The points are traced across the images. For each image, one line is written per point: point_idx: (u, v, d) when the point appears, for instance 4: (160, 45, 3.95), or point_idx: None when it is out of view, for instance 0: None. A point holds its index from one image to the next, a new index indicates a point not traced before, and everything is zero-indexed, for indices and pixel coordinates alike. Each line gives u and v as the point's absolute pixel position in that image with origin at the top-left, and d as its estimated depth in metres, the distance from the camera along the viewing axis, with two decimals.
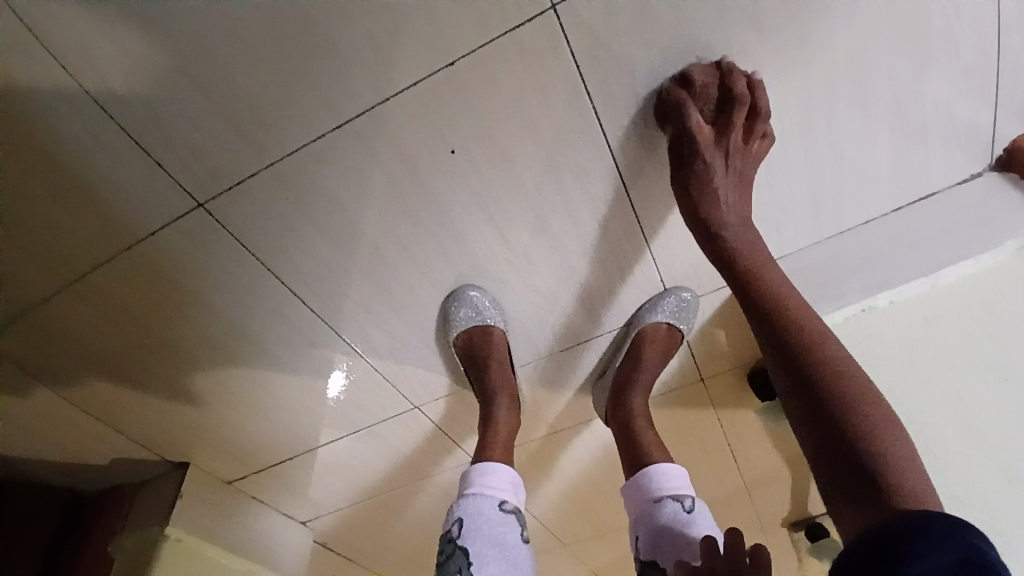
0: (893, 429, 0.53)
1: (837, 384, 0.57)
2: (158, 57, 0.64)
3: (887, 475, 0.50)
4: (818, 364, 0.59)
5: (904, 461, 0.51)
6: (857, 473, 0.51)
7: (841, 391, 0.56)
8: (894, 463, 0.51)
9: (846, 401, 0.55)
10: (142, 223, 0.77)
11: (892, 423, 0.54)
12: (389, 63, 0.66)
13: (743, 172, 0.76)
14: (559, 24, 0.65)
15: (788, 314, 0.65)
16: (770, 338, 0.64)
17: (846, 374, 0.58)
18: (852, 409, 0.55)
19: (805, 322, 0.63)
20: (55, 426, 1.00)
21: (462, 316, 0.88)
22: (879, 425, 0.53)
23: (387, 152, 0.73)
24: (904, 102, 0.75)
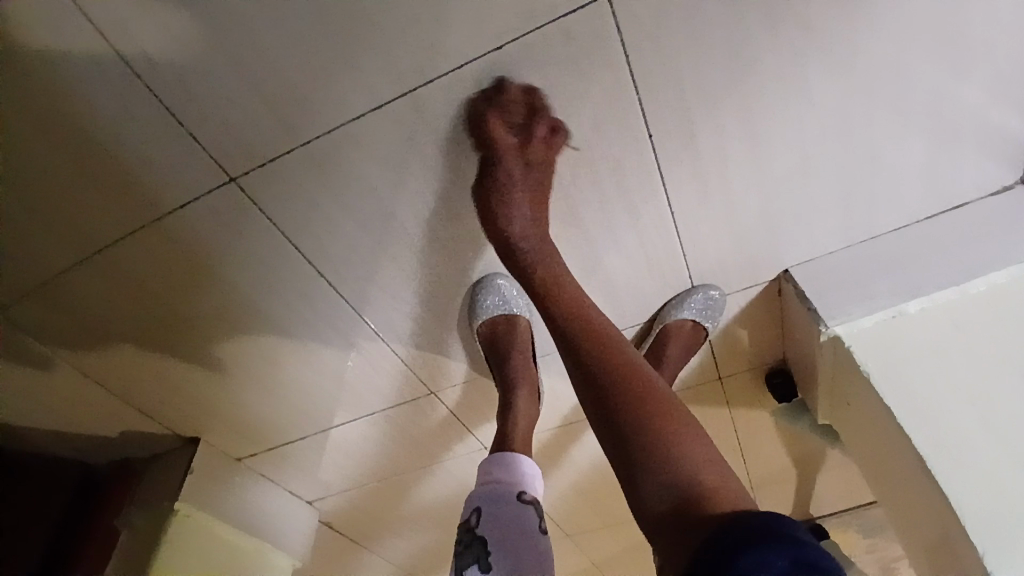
0: (684, 428, 0.53)
1: (642, 399, 0.56)
2: (196, 28, 0.62)
3: (686, 477, 0.48)
4: (613, 387, 0.57)
5: (691, 458, 0.50)
6: (662, 480, 0.49)
7: (620, 405, 0.55)
8: (684, 469, 0.49)
9: (635, 413, 0.54)
10: (170, 197, 0.76)
11: (677, 423, 0.53)
12: (433, 45, 0.65)
13: (540, 183, 0.75)
14: (611, 13, 0.63)
15: (605, 337, 0.63)
16: (581, 356, 0.62)
17: (647, 391, 0.56)
18: (635, 424, 0.54)
19: (616, 347, 0.62)
20: (68, 398, 0.99)
21: (489, 303, 0.89)
22: (672, 445, 0.51)
23: (424, 135, 0.72)
24: (944, 114, 0.75)
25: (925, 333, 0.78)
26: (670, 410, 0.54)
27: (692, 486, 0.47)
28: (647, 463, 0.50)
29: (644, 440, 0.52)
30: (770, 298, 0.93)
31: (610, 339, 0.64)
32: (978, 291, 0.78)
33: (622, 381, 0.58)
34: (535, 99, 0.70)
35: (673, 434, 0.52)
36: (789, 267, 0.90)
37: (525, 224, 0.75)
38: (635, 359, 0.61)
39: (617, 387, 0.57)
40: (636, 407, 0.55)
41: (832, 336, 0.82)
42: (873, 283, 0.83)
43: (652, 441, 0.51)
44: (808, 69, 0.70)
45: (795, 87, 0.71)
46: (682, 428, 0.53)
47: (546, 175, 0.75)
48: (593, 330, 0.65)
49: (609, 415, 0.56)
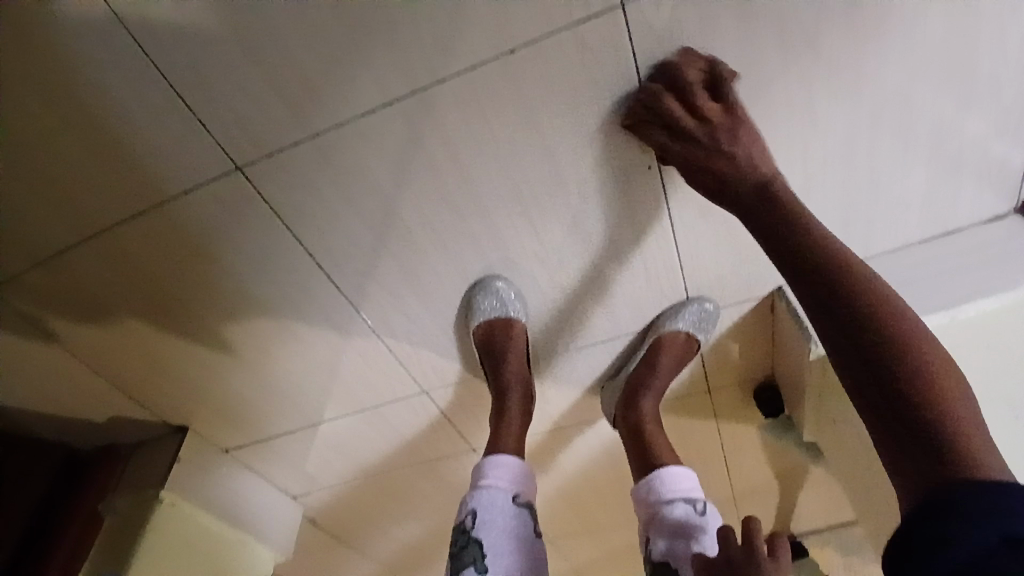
0: (954, 399, 0.50)
1: (920, 368, 0.52)
2: (215, 17, 0.63)
3: (932, 433, 0.48)
4: (900, 354, 0.53)
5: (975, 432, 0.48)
6: (921, 455, 0.47)
7: (902, 371, 0.52)
8: (969, 433, 0.48)
9: (931, 371, 0.52)
10: (176, 182, 0.76)
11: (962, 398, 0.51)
12: (448, 46, 0.66)
13: (743, 143, 0.72)
14: (624, 23, 0.65)
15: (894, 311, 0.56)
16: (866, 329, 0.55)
17: (933, 371, 0.52)
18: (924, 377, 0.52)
19: (905, 325, 0.55)
20: (55, 380, 0.98)
21: (486, 306, 0.88)
22: (950, 409, 0.49)
23: (433, 135, 0.73)
24: (942, 139, 0.78)
25: None
26: (938, 378, 0.51)
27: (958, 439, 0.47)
28: (919, 418, 0.49)
29: (916, 399, 0.50)
30: (763, 313, 0.94)
31: (896, 314, 0.56)
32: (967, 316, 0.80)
33: (869, 340, 0.55)
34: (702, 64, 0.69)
35: (925, 395, 0.50)
36: (781, 284, 0.90)
37: (753, 183, 0.70)
38: (922, 331, 0.55)
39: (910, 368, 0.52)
40: (923, 386, 0.51)
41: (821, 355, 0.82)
42: None
43: (928, 406, 0.49)
44: (811, 87, 0.71)
45: (799, 107, 0.73)
46: (959, 404, 0.50)
47: (744, 130, 0.72)
48: (874, 296, 0.57)
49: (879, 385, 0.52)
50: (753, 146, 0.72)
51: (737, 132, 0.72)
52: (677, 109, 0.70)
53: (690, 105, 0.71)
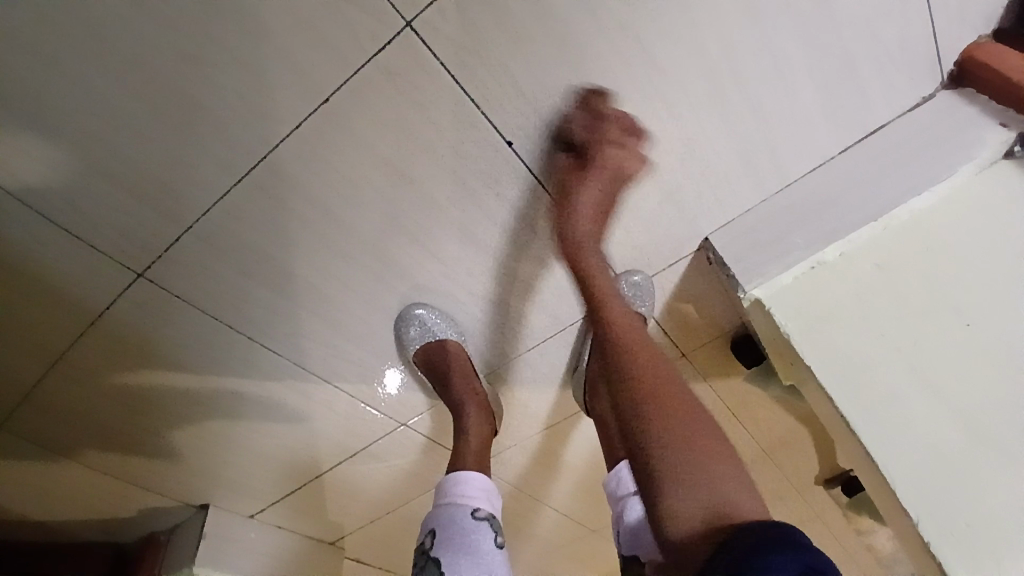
0: (717, 463, 0.59)
1: (664, 432, 0.62)
2: (55, 151, 0.67)
3: (713, 503, 0.56)
4: (665, 432, 0.62)
5: (736, 497, 0.57)
6: (681, 500, 0.57)
7: (665, 446, 0.61)
8: (723, 499, 0.56)
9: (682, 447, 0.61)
10: (94, 301, 0.81)
11: (713, 465, 0.59)
12: (266, 113, 0.67)
13: (608, 193, 0.77)
14: (419, 40, 0.64)
15: (648, 368, 0.70)
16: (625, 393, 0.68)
17: (683, 433, 0.62)
18: (666, 451, 0.60)
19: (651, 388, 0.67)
20: (81, 489, 1.08)
21: (413, 335, 0.89)
22: (715, 469, 0.59)
23: (292, 196, 0.74)
24: (819, 36, 0.72)
25: (851, 276, 0.74)
26: (678, 448, 0.60)
27: (715, 505, 0.56)
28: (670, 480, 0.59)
29: (670, 470, 0.59)
30: (702, 267, 0.88)
31: (654, 369, 0.70)
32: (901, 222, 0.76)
33: (646, 404, 0.66)
34: (596, 98, 0.72)
35: (693, 458, 0.59)
36: (709, 234, 0.85)
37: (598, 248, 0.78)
38: (671, 380, 0.69)
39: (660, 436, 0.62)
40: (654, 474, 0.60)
41: (754, 300, 0.78)
42: (790, 234, 0.79)
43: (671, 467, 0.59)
44: (644, 35, 0.67)
45: (642, 57, 0.69)
46: (710, 472, 0.58)
47: (626, 166, 0.76)
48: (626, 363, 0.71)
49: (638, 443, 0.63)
50: (607, 193, 0.77)
51: (614, 185, 0.77)
52: (563, 162, 0.77)
53: (590, 122, 0.73)
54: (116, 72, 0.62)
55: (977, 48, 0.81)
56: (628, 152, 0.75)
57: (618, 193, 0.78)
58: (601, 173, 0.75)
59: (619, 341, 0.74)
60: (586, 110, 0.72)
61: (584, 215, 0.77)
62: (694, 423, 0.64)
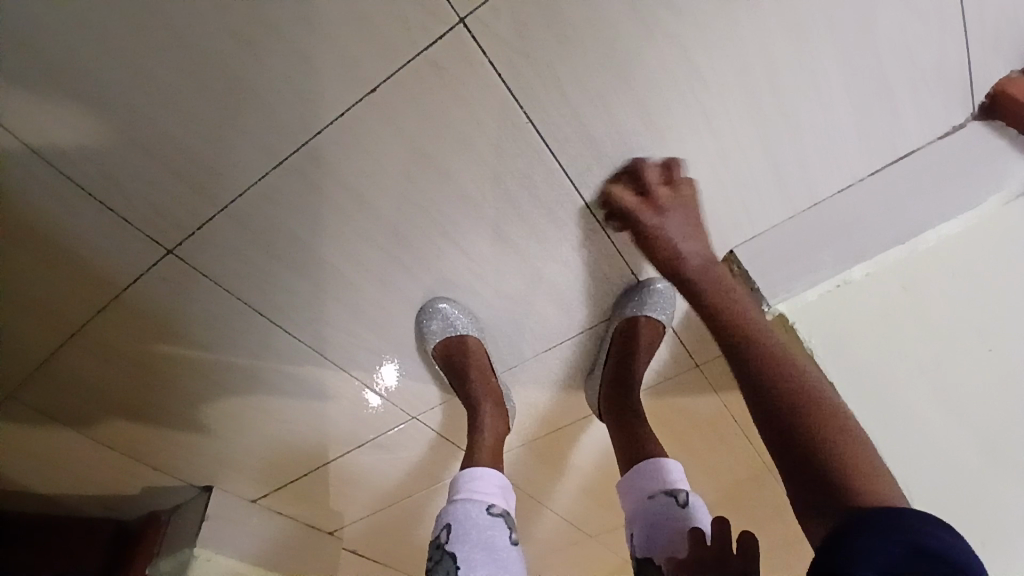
0: (844, 432, 0.56)
1: (782, 396, 0.59)
2: (101, 122, 0.67)
3: (841, 475, 0.52)
4: (789, 394, 0.59)
5: (864, 470, 0.53)
6: (810, 472, 0.53)
7: (793, 410, 0.58)
8: (855, 470, 0.53)
9: (801, 412, 0.57)
10: (121, 275, 0.81)
11: (837, 434, 0.56)
12: (313, 100, 0.68)
13: (688, 220, 0.81)
14: (470, 37, 0.64)
15: (754, 331, 0.68)
16: (742, 358, 0.65)
17: (807, 400, 0.58)
18: (796, 418, 0.57)
19: (768, 355, 0.64)
20: (87, 463, 1.08)
21: (434, 328, 0.91)
22: (842, 451, 0.54)
23: (329, 183, 0.75)
24: (856, 58, 0.71)
25: (870, 296, 0.81)
26: (809, 414, 0.57)
27: (845, 479, 0.52)
28: (806, 447, 0.55)
29: (807, 434, 0.56)
30: None
31: (759, 333, 0.68)
32: (927, 247, 0.81)
33: (780, 383, 0.60)
34: (646, 164, 0.78)
35: (823, 428, 0.56)
36: (733, 248, 0.85)
37: (696, 252, 0.80)
38: (779, 351, 0.65)
39: (778, 399, 0.59)
40: (812, 440, 0.55)
41: (777, 313, 0.84)
42: (818, 251, 0.83)
43: (809, 434, 0.56)
44: (690, 47, 0.68)
45: (685, 68, 0.70)
46: (840, 442, 0.55)
47: (689, 213, 0.81)
48: (741, 331, 0.68)
49: (768, 415, 0.59)
50: (684, 229, 0.80)
51: (680, 214, 0.80)
52: (632, 200, 0.80)
53: (645, 187, 0.79)
54: (170, 49, 0.62)
55: (1011, 80, 0.76)
56: (679, 193, 0.80)
57: (694, 218, 0.82)
58: (675, 211, 0.80)
59: (727, 317, 0.71)
60: (633, 173, 0.79)
61: (683, 237, 0.80)
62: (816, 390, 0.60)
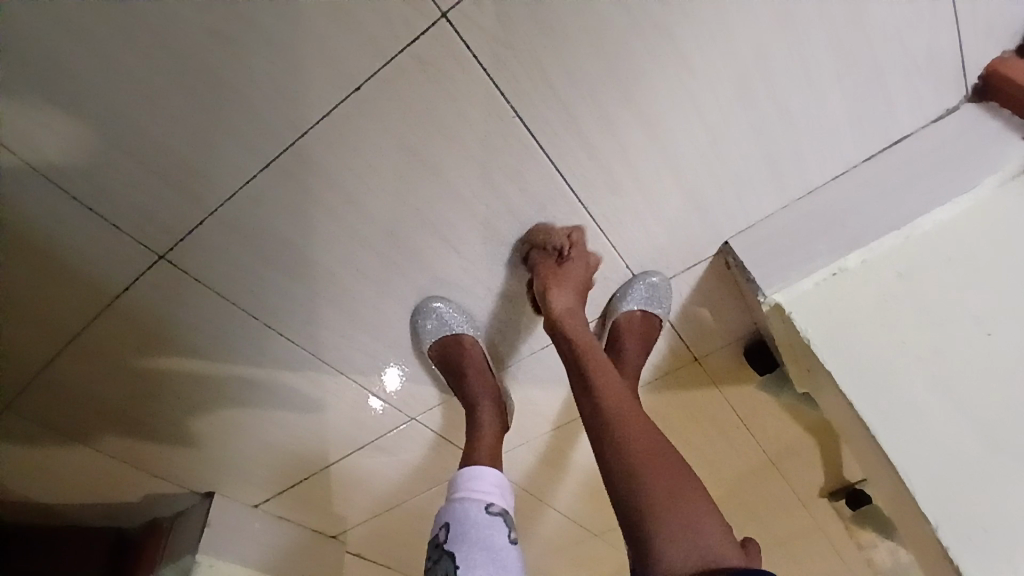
0: (706, 513, 0.61)
1: (647, 477, 0.65)
2: (86, 129, 0.67)
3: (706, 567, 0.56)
4: (655, 487, 0.63)
5: (714, 541, 0.58)
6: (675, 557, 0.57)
7: (655, 501, 0.62)
8: (705, 541, 0.58)
9: (658, 493, 0.63)
10: (113, 282, 0.81)
11: (687, 508, 0.61)
12: (298, 99, 0.67)
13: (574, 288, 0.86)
14: (453, 32, 0.64)
15: (636, 423, 0.72)
16: (613, 441, 0.71)
17: (671, 482, 0.64)
18: (651, 499, 0.63)
19: (640, 430, 0.71)
20: (87, 472, 1.08)
21: (429, 328, 0.90)
22: (665, 498, 0.63)
23: (317, 183, 0.75)
24: (846, 43, 0.71)
25: (868, 283, 0.76)
26: (671, 494, 0.63)
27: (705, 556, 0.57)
28: (653, 524, 0.61)
29: (660, 523, 0.61)
30: (720, 272, 0.90)
31: (640, 423, 0.72)
32: (923, 232, 0.77)
33: (617, 429, 0.72)
34: (552, 228, 0.83)
35: (679, 510, 0.61)
36: (728, 239, 0.86)
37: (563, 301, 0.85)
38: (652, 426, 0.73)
39: (636, 481, 0.65)
40: (645, 499, 0.63)
41: (773, 304, 0.81)
42: (811, 242, 0.81)
43: (659, 512, 0.61)
44: (676, 37, 0.68)
45: (672, 58, 0.69)
46: (693, 521, 0.60)
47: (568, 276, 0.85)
48: (614, 420, 0.73)
49: (635, 506, 0.64)
50: (565, 289, 0.85)
51: (579, 277, 0.86)
52: (546, 260, 0.84)
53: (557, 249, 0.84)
54: (152, 51, 0.62)
55: (1002, 63, 0.79)
56: (579, 255, 0.86)
57: (586, 282, 0.88)
58: (573, 271, 0.85)
59: (614, 400, 0.76)
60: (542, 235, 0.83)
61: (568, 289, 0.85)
62: (673, 464, 0.66)
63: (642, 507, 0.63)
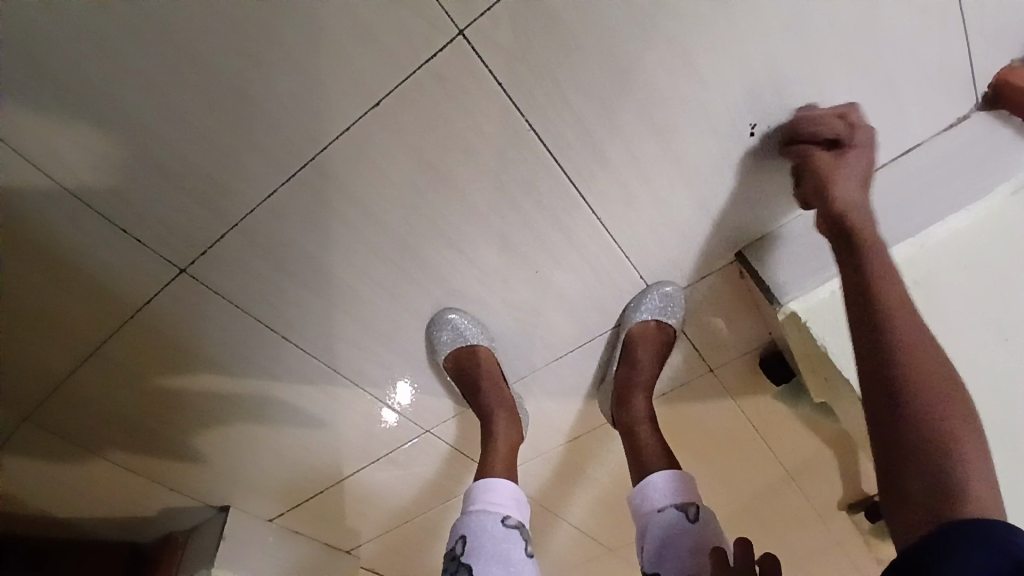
0: (954, 429, 0.49)
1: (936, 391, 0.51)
2: (115, 145, 0.69)
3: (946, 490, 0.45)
4: (923, 386, 0.52)
5: (970, 464, 0.47)
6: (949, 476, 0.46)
7: (915, 395, 0.51)
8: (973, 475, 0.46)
9: (925, 397, 0.51)
10: (135, 295, 0.83)
11: (954, 430, 0.49)
12: (320, 114, 0.69)
13: (861, 172, 0.75)
14: (471, 47, 0.66)
15: (895, 302, 0.59)
16: (885, 328, 0.57)
17: (942, 393, 0.51)
18: (916, 408, 0.51)
19: (912, 334, 0.56)
20: (104, 485, 1.09)
21: (445, 339, 0.91)
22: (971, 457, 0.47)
23: (337, 196, 0.76)
24: (856, 48, 0.71)
25: None
26: (961, 411, 0.50)
27: (950, 477, 0.46)
28: (928, 445, 0.48)
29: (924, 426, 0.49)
30: (735, 280, 0.90)
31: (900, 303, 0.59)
32: (935, 241, 0.80)
33: (901, 352, 0.54)
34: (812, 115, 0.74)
35: (952, 432, 0.49)
36: (742, 248, 0.87)
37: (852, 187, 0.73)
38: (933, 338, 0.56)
39: (919, 385, 0.52)
40: (940, 439, 0.48)
41: (789, 313, 0.83)
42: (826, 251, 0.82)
43: (945, 430, 0.49)
44: (687, 48, 0.69)
45: (684, 69, 0.70)
46: (969, 436, 0.49)
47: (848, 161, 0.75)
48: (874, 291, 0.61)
49: (914, 410, 0.51)
50: (858, 178, 0.74)
51: (860, 160, 0.75)
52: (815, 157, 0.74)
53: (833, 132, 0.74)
54: (179, 69, 0.64)
55: (1011, 71, 0.78)
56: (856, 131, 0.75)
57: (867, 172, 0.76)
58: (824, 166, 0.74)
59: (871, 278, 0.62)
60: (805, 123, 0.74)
61: (846, 180, 0.73)
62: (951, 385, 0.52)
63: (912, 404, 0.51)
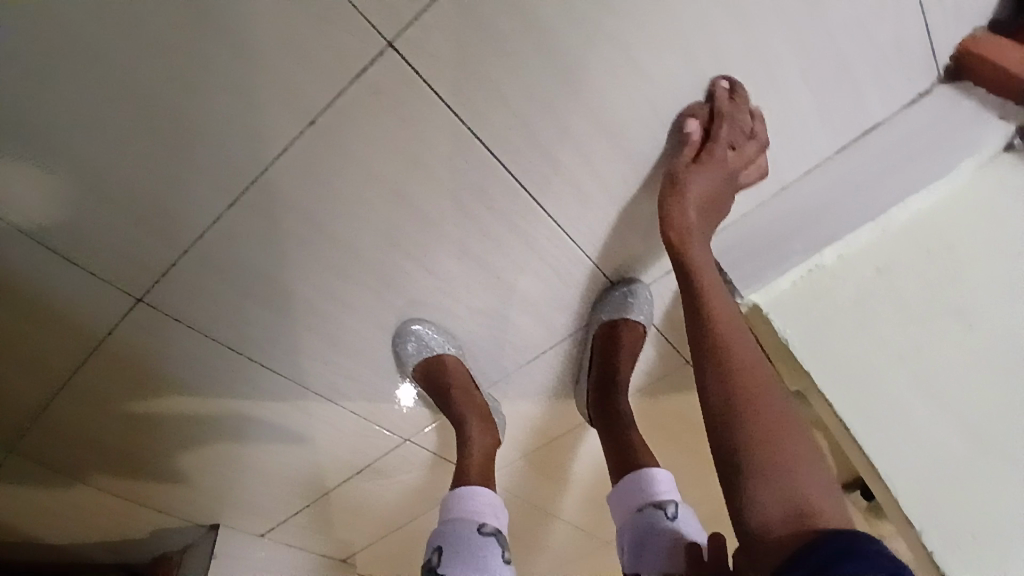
0: (786, 458, 0.58)
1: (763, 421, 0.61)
2: (56, 181, 0.68)
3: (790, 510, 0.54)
4: (747, 418, 0.61)
5: (804, 487, 0.56)
6: (779, 498, 0.55)
7: (740, 426, 0.61)
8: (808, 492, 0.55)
9: (750, 428, 0.60)
10: (96, 327, 0.82)
11: (788, 457, 0.58)
12: (258, 138, 0.68)
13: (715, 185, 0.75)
14: (403, 59, 0.64)
15: (727, 338, 0.68)
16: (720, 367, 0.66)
17: (765, 421, 0.61)
18: (745, 437, 0.60)
19: (741, 372, 0.65)
20: (92, 511, 1.09)
21: (411, 350, 0.90)
22: (797, 476, 0.57)
23: (285, 217, 0.75)
24: (804, 32, 0.69)
25: (844, 280, 0.80)
26: (782, 436, 0.60)
27: (797, 498, 0.55)
28: (761, 473, 0.57)
29: (760, 457, 0.58)
30: None
31: (730, 340, 0.69)
32: (898, 223, 0.81)
33: (736, 389, 0.64)
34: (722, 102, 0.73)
35: (781, 460, 0.58)
36: None
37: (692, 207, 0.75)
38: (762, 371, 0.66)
39: (749, 418, 0.61)
40: (772, 460, 0.57)
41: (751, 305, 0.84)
42: (788, 240, 0.83)
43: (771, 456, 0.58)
44: (628, 44, 0.67)
45: (628, 65, 0.68)
46: (793, 461, 0.58)
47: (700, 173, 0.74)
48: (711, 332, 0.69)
49: (748, 440, 0.59)
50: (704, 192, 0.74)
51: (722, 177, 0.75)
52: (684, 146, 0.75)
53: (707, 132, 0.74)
54: (110, 103, 0.63)
55: (974, 41, 0.77)
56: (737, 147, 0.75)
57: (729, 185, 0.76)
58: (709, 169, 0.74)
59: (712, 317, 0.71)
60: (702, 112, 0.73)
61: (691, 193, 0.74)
62: (773, 416, 0.62)
63: (748, 437, 0.60)
